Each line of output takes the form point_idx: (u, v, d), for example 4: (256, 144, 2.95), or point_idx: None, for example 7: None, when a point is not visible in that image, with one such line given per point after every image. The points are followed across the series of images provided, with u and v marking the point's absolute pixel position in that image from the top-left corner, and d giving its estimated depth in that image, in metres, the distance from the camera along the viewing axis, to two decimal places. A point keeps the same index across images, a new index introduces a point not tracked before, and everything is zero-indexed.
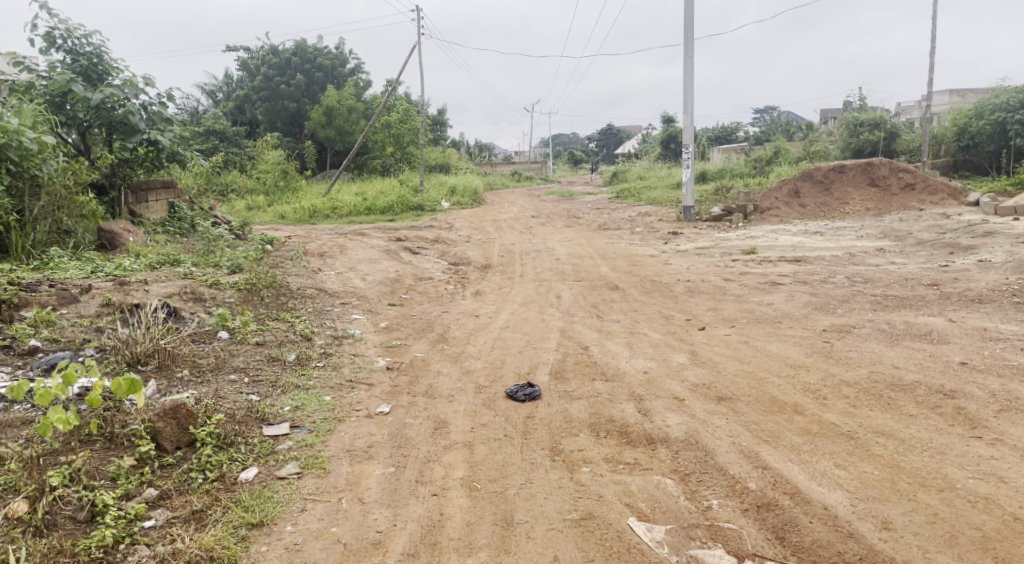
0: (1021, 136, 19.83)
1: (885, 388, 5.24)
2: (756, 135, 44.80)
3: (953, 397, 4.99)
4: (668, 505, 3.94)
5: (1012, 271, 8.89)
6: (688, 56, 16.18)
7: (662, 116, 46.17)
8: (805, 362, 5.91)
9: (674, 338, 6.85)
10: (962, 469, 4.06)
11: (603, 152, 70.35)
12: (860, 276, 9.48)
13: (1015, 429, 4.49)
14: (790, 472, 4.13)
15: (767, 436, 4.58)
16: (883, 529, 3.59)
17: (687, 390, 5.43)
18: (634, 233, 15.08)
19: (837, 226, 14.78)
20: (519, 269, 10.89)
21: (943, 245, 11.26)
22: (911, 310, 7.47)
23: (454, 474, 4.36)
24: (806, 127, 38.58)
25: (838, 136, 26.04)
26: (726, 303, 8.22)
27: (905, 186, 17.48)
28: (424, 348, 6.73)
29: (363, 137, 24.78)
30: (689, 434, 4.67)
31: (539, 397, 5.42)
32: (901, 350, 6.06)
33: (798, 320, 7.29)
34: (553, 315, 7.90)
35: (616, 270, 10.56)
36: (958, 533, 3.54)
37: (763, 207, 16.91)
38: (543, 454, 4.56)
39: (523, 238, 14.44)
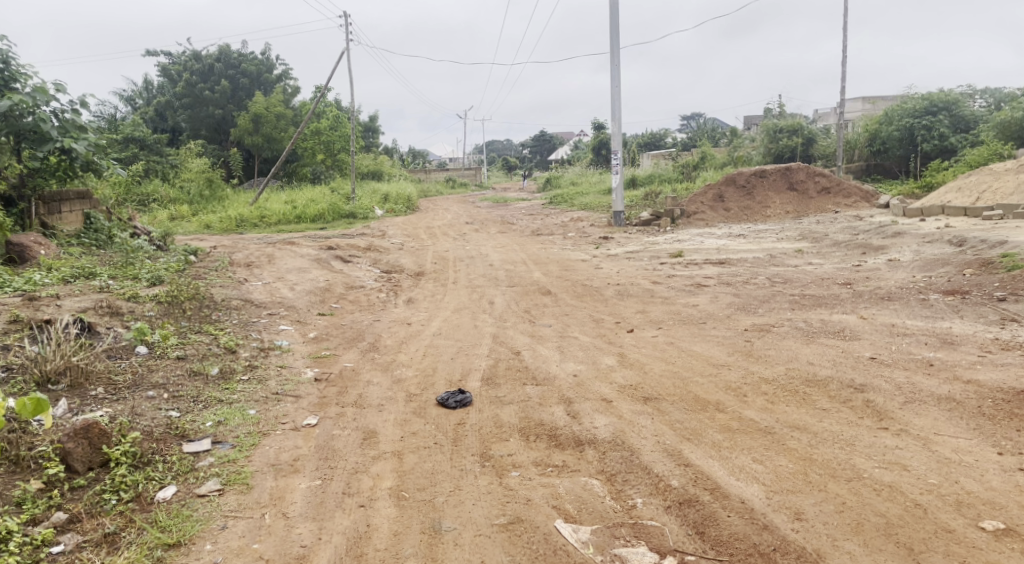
0: (928, 141, 20.95)
1: (800, 384, 5.45)
2: (683, 142, 45.80)
3: (863, 391, 5.22)
4: (594, 506, 4.00)
5: (919, 269, 9.40)
6: (614, 64, 16.48)
7: (592, 123, 47.02)
8: (726, 360, 6.11)
9: (603, 340, 6.97)
10: (869, 459, 4.22)
11: (537, 159, 70.70)
12: (780, 277, 9.85)
13: (918, 418, 4.71)
14: (710, 468, 4.26)
15: (690, 435, 4.70)
16: (795, 520, 3.72)
17: (614, 391, 5.54)
18: (566, 238, 15.25)
19: (759, 228, 15.36)
20: (452, 275, 10.89)
21: (857, 246, 11.82)
22: (826, 308, 7.81)
23: (381, 484, 4.33)
24: (730, 134, 39.83)
25: (760, 142, 26.99)
26: (653, 306, 8.42)
27: (821, 190, 18.35)
28: (353, 358, 6.66)
29: (291, 144, 23.43)
30: (616, 435, 4.77)
31: (470, 403, 5.43)
32: (816, 348, 6.30)
33: (721, 320, 7.52)
34: (485, 321, 7.93)
35: (548, 275, 10.66)
36: (864, 520, 3.66)
37: (689, 211, 17.33)
38: (473, 461, 4.57)
39: (456, 244, 14.41)
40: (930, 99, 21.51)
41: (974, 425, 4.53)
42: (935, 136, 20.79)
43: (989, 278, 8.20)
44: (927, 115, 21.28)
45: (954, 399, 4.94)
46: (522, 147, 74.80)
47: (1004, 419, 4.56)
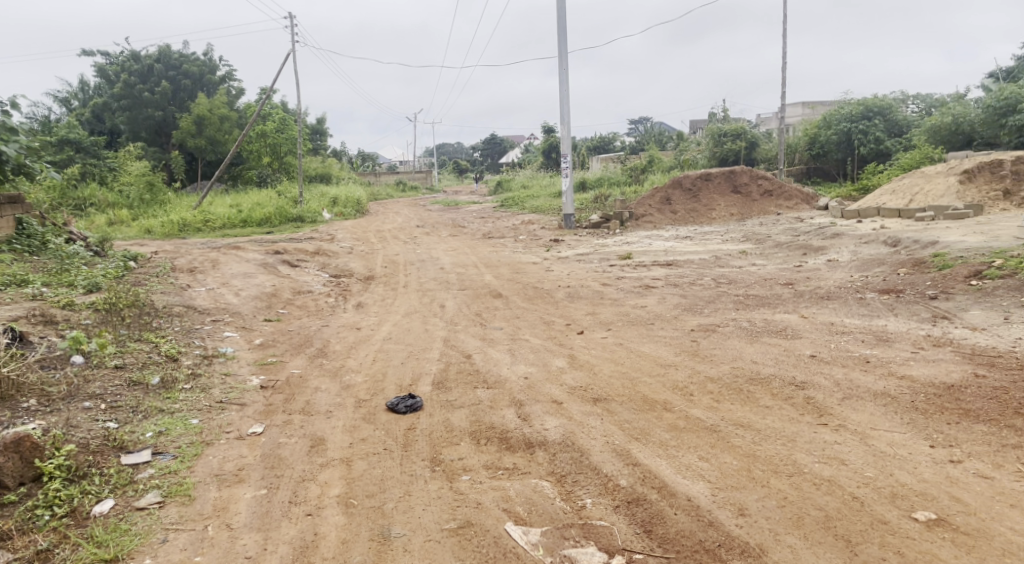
0: (864, 145, 21.68)
1: (744, 382, 5.58)
2: (631, 145, 46.39)
3: (803, 388, 5.37)
4: (543, 507, 4.02)
5: (856, 269, 9.71)
6: (562, 67, 16.61)
7: (542, 126, 47.30)
8: (673, 360, 6.21)
9: (553, 342, 7.01)
10: (809, 454, 4.34)
11: (488, 162, 70.67)
12: (725, 277, 10.06)
13: (855, 414, 4.86)
14: (658, 467, 4.31)
15: (638, 434, 4.77)
16: (739, 516, 3.78)
17: (565, 393, 5.57)
18: (517, 241, 15.29)
19: (705, 231, 15.65)
20: (402, 279, 10.81)
21: (798, 247, 12.14)
22: (769, 308, 8.00)
23: (329, 491, 4.27)
24: (677, 137, 40.51)
25: (705, 145, 27.53)
26: (603, 307, 8.50)
27: (764, 193, 18.81)
28: (301, 364, 6.55)
29: (235, 149, 22.76)
30: (566, 436, 4.79)
31: (420, 408, 5.40)
32: (759, 347, 6.45)
33: (668, 321, 7.63)
34: (436, 325, 7.89)
35: (499, 278, 10.68)
36: (805, 514, 3.73)
37: (637, 214, 17.56)
38: (423, 465, 4.54)
39: (406, 248, 14.31)
40: (865, 104, 22.22)
41: (908, 420, 4.68)
42: (871, 140, 21.52)
43: (921, 277, 8.50)
44: (862, 119, 21.98)
45: (889, 394, 5.11)
46: (473, 150, 74.70)
47: (936, 413, 4.72)
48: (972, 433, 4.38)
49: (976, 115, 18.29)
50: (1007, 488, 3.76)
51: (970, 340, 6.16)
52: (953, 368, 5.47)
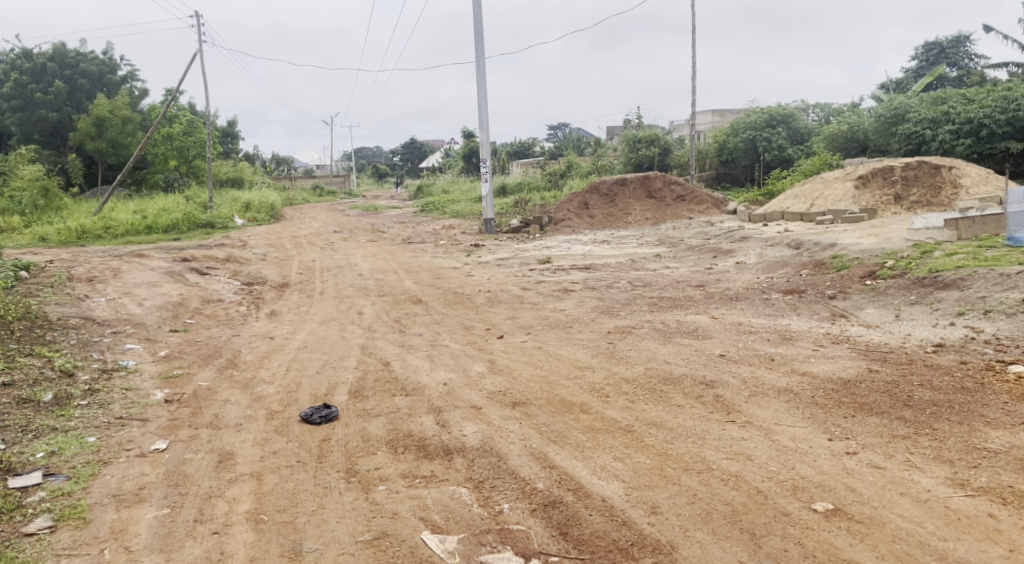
0: (769, 152, 22.64)
1: (657, 382, 5.71)
2: (550, 150, 46.90)
3: (713, 386, 5.54)
4: (460, 514, 3.98)
5: (763, 271, 10.10)
6: (479, 73, 16.64)
7: (461, 131, 47.28)
8: (590, 363, 6.30)
9: (473, 347, 7.00)
10: (717, 451, 4.46)
11: (407, 166, 70.02)
12: (640, 280, 10.28)
13: (762, 411, 5.04)
14: (575, 469, 4.34)
15: (555, 436, 4.80)
16: (651, 514, 3.82)
17: (484, 398, 5.56)
18: (437, 246, 15.20)
19: (621, 235, 15.96)
20: (318, 286, 10.58)
21: (708, 250, 12.54)
22: (682, 309, 8.23)
23: (238, 508, 4.12)
24: (594, 143, 41.25)
25: (621, 151, 28.11)
26: (522, 311, 8.55)
27: (677, 197, 19.36)
28: (209, 376, 6.31)
29: (138, 151, 21.03)
30: (484, 441, 4.78)
31: (336, 418, 5.28)
32: (672, 347, 6.63)
33: (586, 324, 7.73)
34: (354, 333, 7.74)
35: (418, 283, 10.59)
36: (714, 510, 3.79)
37: (556, 218, 17.76)
38: (338, 477, 4.44)
39: (323, 254, 14.01)
40: (768, 112, 23.22)
41: (809, 415, 4.89)
42: (775, 148, 22.52)
43: (822, 278, 8.93)
44: (767, 127, 22.96)
45: (792, 391, 5.33)
46: (392, 155, 73.90)
47: (834, 407, 4.95)
48: (866, 426, 4.61)
49: (869, 124, 19.39)
50: (897, 477, 3.94)
51: (865, 337, 6.50)
52: (850, 364, 5.76)
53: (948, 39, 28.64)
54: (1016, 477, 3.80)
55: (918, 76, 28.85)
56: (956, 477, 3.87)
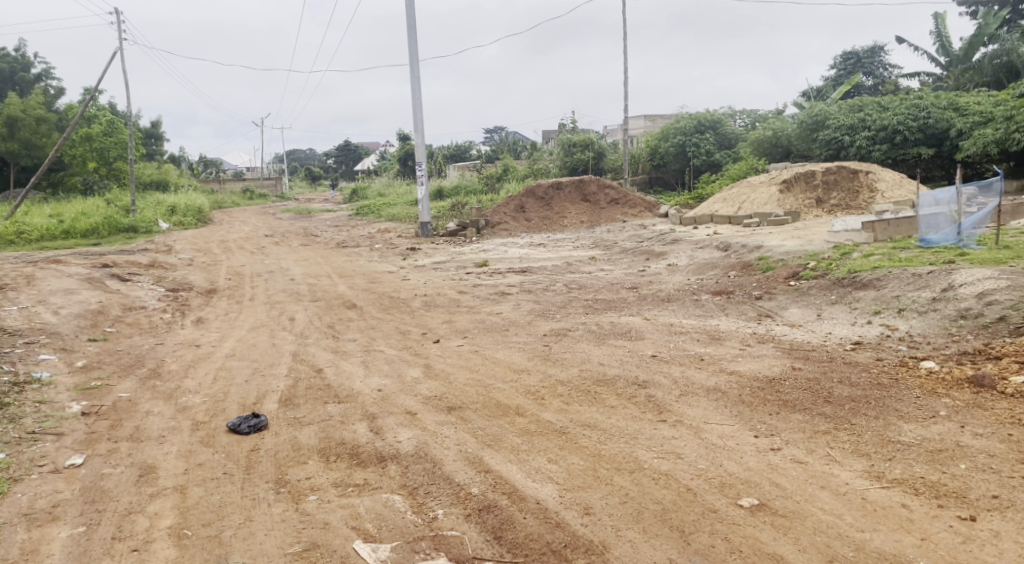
0: (698, 157, 23.24)
1: (592, 383, 5.76)
2: (487, 153, 46.91)
3: (645, 386, 5.63)
4: (394, 522, 3.93)
5: (693, 273, 10.33)
6: (413, 76, 16.54)
7: (397, 134, 46.87)
8: (526, 365, 6.32)
9: (408, 352, 6.93)
10: (649, 450, 4.53)
11: (342, 169, 68.95)
12: (576, 283, 10.38)
13: (691, 409, 5.14)
14: (510, 472, 4.34)
15: (490, 440, 4.80)
16: (585, 514, 3.84)
17: (419, 403, 5.51)
18: (372, 250, 15.02)
19: (557, 238, 16.10)
20: (248, 292, 10.31)
21: (641, 252, 12.77)
22: (616, 311, 8.34)
23: (160, 523, 3.96)
24: (530, 147, 41.46)
25: (556, 155, 28.35)
26: (459, 315, 8.51)
27: (611, 201, 19.66)
28: (131, 387, 6.06)
29: (53, 154, 19.91)
30: (419, 447, 4.73)
31: (265, 427, 5.15)
32: (606, 349, 6.71)
33: (521, 327, 7.75)
34: (285, 339, 7.56)
35: (353, 287, 10.44)
36: (645, 509, 3.84)
37: (493, 222, 17.78)
38: (266, 488, 4.32)
39: (253, 258, 13.67)
40: (697, 118, 23.82)
41: (736, 412, 5.02)
42: (703, 153, 23.14)
43: (749, 279, 9.20)
44: (696, 133, 23.54)
45: (719, 389, 5.47)
46: (326, 158, 72.68)
47: (760, 404, 5.10)
48: (789, 422, 4.76)
49: (792, 130, 20.09)
50: (819, 471, 4.08)
51: (789, 336, 6.72)
52: (775, 362, 5.94)
53: (865, 49, 29.95)
54: (927, 468, 3.98)
55: (837, 85, 30.07)
56: (872, 470, 4.03)
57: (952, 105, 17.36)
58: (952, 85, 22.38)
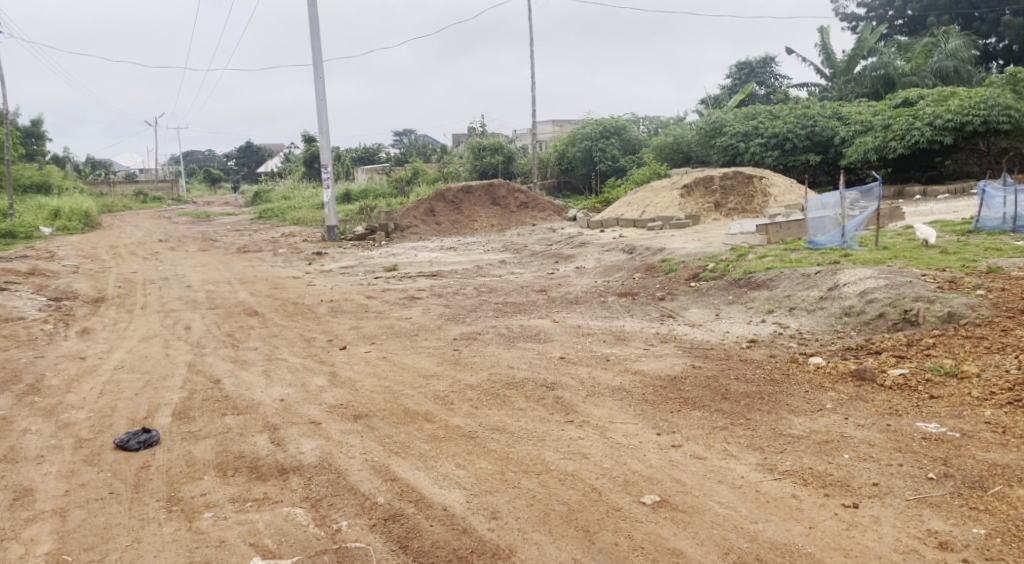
0: (604, 162, 23.77)
1: (501, 387, 5.77)
2: (396, 156, 46.37)
3: (553, 388, 5.69)
4: (294, 537, 3.80)
5: (600, 275, 10.53)
6: (317, 76, 16.17)
7: (303, 135, 45.66)
8: (434, 370, 6.26)
9: (313, 360, 6.75)
10: (557, 451, 4.58)
11: (244, 172, 66.56)
12: (485, 286, 10.39)
13: (597, 409, 5.23)
14: (416, 479, 4.29)
15: (398, 448, 4.72)
16: (492, 519, 3.83)
17: (323, 412, 5.36)
18: (276, 255, 14.57)
19: (466, 241, 16.08)
20: (140, 300, 9.80)
21: (550, 255, 12.91)
22: (525, 314, 8.39)
23: (36, 550, 3.71)
24: (440, 149, 41.26)
25: (465, 159, 28.31)
26: (367, 320, 8.36)
27: (520, 205, 19.82)
28: (5, 404, 5.64)
29: None
30: (323, 458, 4.61)
31: (156, 443, 4.90)
32: (515, 352, 6.74)
33: (430, 332, 7.69)
34: (180, 349, 7.21)
35: (255, 294, 10.09)
36: (550, 511, 3.87)
37: (402, 225, 17.58)
38: (157, 507, 4.11)
39: (146, 265, 13.00)
40: (603, 124, 24.32)
41: (640, 411, 5.14)
42: (609, 158, 23.70)
43: (652, 281, 9.45)
44: (601, 138, 24.04)
45: (624, 388, 5.59)
46: (226, 159, 69.96)
47: (662, 403, 5.24)
48: (689, 419, 4.91)
49: (692, 136, 20.83)
50: (716, 466, 4.22)
51: (690, 335, 6.95)
52: (676, 360, 6.13)
53: (758, 60, 31.38)
54: (815, 459, 4.19)
55: (733, 94, 31.38)
56: (765, 463, 4.21)
57: (836, 114, 18.43)
58: (837, 95, 23.74)
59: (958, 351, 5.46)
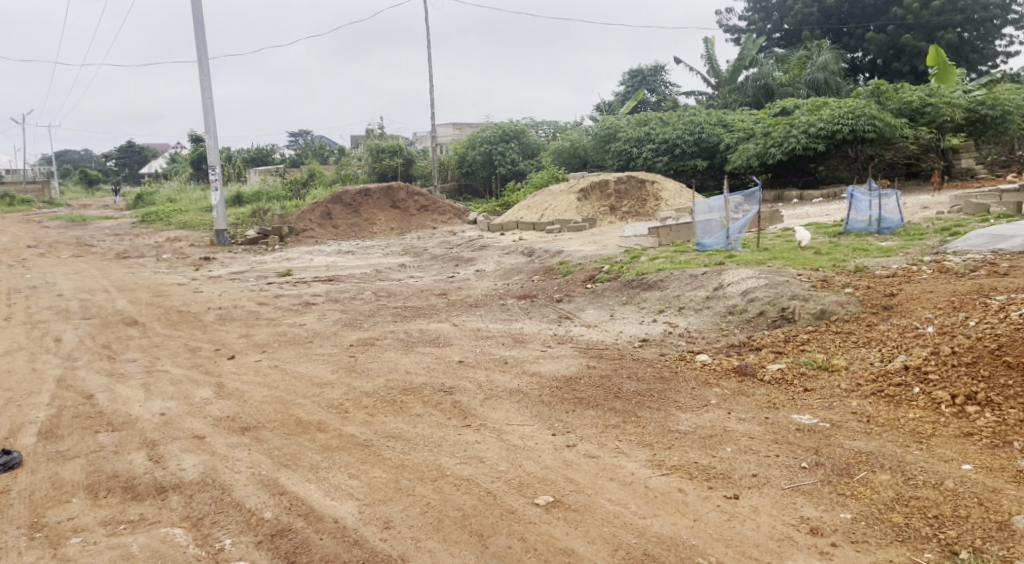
0: (504, 165, 23.96)
1: (397, 393, 5.69)
2: (291, 158, 45.01)
3: (450, 392, 5.66)
4: (172, 559, 3.60)
5: (500, 278, 10.58)
6: (203, 74, 15.50)
7: (190, 135, 43.61)
8: (329, 378, 6.10)
9: (198, 371, 6.44)
10: (452, 456, 4.55)
11: (125, 173, 62.85)
12: (384, 291, 10.24)
13: (495, 413, 5.24)
14: (306, 492, 4.16)
15: (287, 460, 4.57)
16: (384, 529, 3.77)
17: (208, 426, 5.13)
18: (159, 260, 13.85)
19: (365, 245, 15.79)
20: (4, 311, 9.07)
21: (450, 259, 12.87)
22: (424, 318, 8.32)
23: None
24: (337, 150, 40.39)
25: (363, 160, 27.83)
26: (258, 328, 8.06)
27: (420, 208, 19.65)
28: None
29: None
30: (206, 474, 4.40)
31: (18, 466, 4.54)
32: (413, 357, 6.67)
33: (325, 338, 7.50)
34: (48, 363, 6.72)
35: (135, 302, 9.55)
36: (445, 517, 3.84)
37: (297, 229, 17.09)
38: (18, 535, 3.81)
39: (12, 273, 12.06)
40: (502, 128, 24.49)
41: (536, 412, 5.19)
42: (509, 161, 23.92)
43: (551, 283, 9.59)
44: (501, 142, 24.22)
45: (521, 390, 5.63)
46: (105, 159, 65.89)
47: (557, 403, 5.31)
48: (584, 419, 5.00)
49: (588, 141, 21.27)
50: (608, 464, 4.32)
51: (585, 335, 7.09)
52: (572, 361, 6.23)
53: (649, 67, 32.47)
54: (700, 453, 4.35)
55: (626, 100, 32.30)
56: (654, 459, 4.34)
57: (721, 121, 19.28)
58: (722, 103, 24.88)
59: (829, 346, 5.81)
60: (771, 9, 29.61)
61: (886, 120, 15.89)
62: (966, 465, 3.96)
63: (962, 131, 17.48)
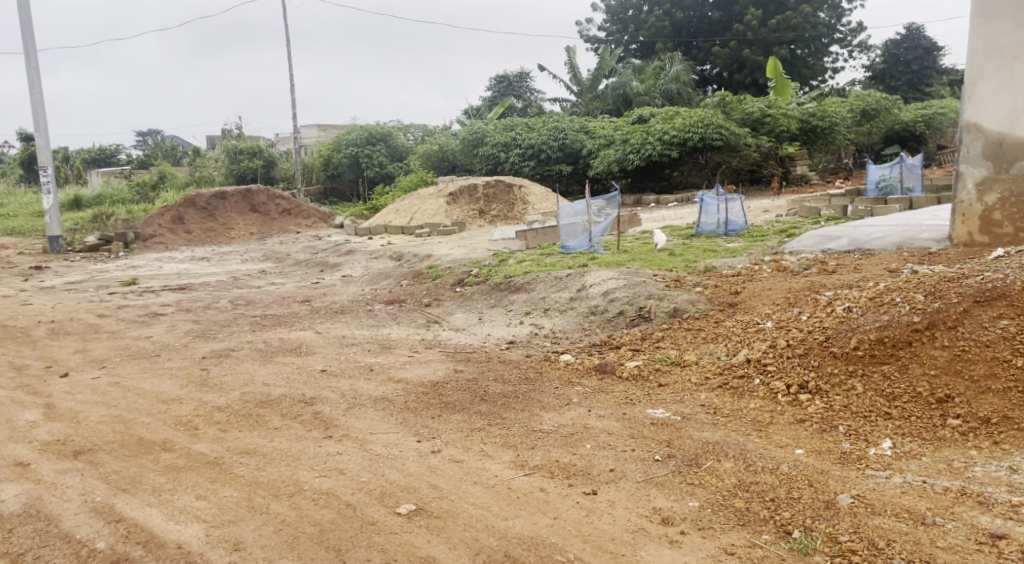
0: (370, 168, 23.55)
1: (253, 406, 5.43)
2: (139, 159, 42.06)
3: (311, 403, 5.46)
4: None
5: (366, 283, 10.38)
6: (31, 67, 14.18)
7: (19, 133, 39.77)
8: (178, 394, 5.73)
9: (24, 391, 5.86)
10: (311, 470, 4.38)
11: None
12: (242, 299, 9.76)
13: (358, 422, 5.10)
14: (146, 517, 3.86)
15: (127, 484, 4.24)
16: (234, 551, 3.57)
17: (34, 452, 4.66)
18: None
19: (223, 251, 15.01)
20: None
21: (315, 264, 12.47)
22: (284, 327, 8.00)
23: None
24: (191, 151, 38.11)
25: (220, 162, 26.47)
26: (96, 342, 7.45)
27: (282, 211, 18.93)
28: None
29: None
30: (29, 505, 4.00)
31: None
32: (272, 367, 6.39)
33: (175, 351, 7.04)
34: None
35: None
36: (300, 534, 3.69)
37: (145, 234, 15.98)
38: None
39: None
40: (368, 130, 24.10)
41: (401, 419, 5.11)
42: (376, 164, 23.55)
43: (419, 287, 9.50)
44: (367, 145, 23.82)
45: (387, 398, 5.52)
46: None
47: (423, 409, 5.25)
48: (450, 423, 4.98)
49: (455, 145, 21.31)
50: (472, 467, 4.31)
51: (453, 339, 7.06)
52: (439, 366, 6.18)
53: (514, 74, 32.96)
54: (560, 451, 4.43)
55: (492, 105, 32.62)
56: (517, 460, 4.37)
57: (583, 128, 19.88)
58: (584, 111, 25.68)
59: (682, 342, 6.11)
60: (627, 21, 30.85)
61: (731, 128, 17.06)
62: (798, 449, 4.27)
63: (796, 140, 18.96)
